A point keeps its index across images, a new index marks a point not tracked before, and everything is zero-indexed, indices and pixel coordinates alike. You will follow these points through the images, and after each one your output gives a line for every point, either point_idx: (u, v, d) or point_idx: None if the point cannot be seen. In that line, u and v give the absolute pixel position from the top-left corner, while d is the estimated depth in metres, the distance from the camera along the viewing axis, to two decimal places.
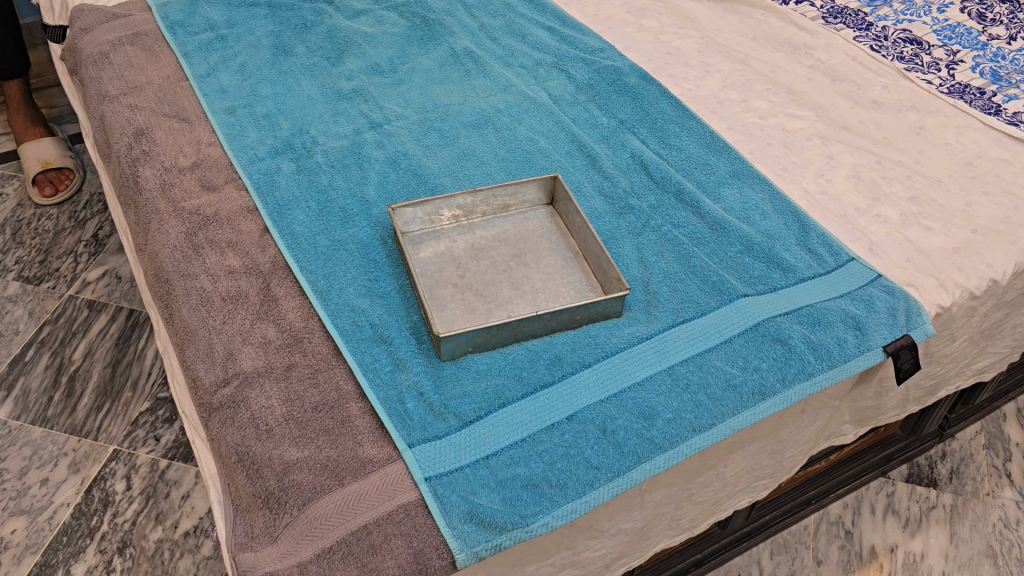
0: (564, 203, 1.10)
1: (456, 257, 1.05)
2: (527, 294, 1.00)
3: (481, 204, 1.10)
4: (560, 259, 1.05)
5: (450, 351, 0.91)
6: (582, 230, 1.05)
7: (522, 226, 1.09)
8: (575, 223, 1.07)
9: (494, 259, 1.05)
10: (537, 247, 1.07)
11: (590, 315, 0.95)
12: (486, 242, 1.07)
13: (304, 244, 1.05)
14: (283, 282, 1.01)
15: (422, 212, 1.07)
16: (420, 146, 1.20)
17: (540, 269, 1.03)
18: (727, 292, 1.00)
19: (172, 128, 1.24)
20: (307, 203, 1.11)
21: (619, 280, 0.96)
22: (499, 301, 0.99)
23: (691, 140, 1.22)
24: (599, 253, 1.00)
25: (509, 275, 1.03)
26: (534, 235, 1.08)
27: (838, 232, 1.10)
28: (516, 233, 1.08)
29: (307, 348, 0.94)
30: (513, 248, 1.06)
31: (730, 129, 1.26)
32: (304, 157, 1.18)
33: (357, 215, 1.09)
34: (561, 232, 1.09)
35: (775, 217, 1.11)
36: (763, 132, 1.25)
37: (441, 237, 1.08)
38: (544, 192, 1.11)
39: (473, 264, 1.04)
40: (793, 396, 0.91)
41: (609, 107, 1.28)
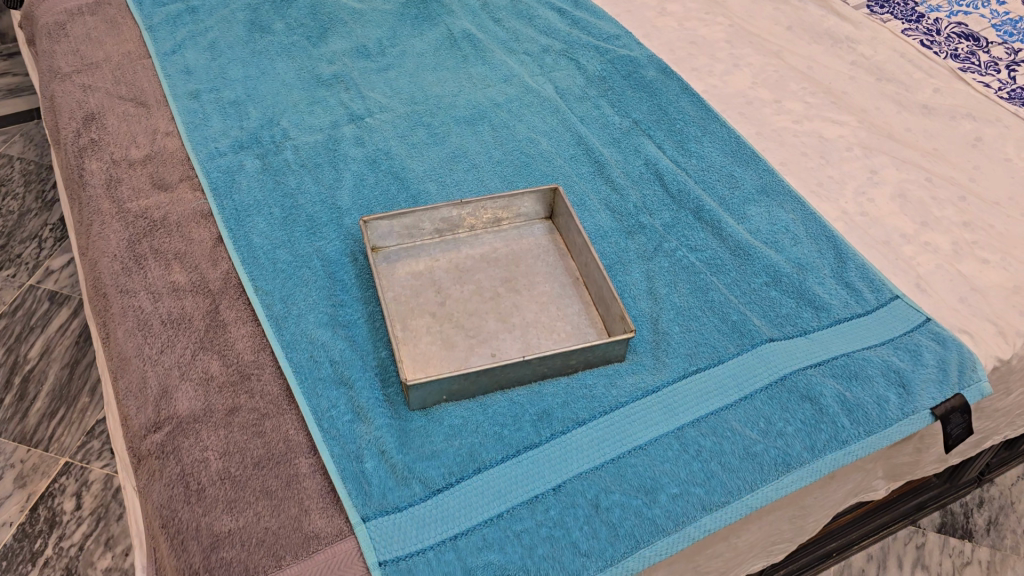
0: (564, 218, 0.95)
1: (436, 280, 0.91)
2: (517, 328, 0.86)
3: (469, 217, 0.95)
4: (557, 285, 0.91)
5: (419, 399, 0.77)
6: (582, 249, 0.91)
7: (515, 244, 0.95)
8: (576, 242, 0.92)
9: (479, 283, 0.91)
10: (530, 270, 0.92)
11: (588, 359, 0.81)
12: (471, 263, 0.93)
13: (262, 259, 0.91)
14: (233, 304, 0.88)
15: (398, 225, 0.92)
16: (404, 144, 1.06)
17: (534, 298, 0.89)
18: (749, 335, 0.85)
19: (127, 113, 1.10)
20: (270, 209, 0.97)
21: (623, 316, 0.82)
22: (482, 335, 0.85)
23: (714, 147, 1.07)
24: (602, 281, 0.86)
25: (496, 305, 0.88)
26: (528, 254, 0.94)
27: (880, 262, 0.95)
28: (508, 252, 0.94)
29: (254, 388, 0.81)
30: (503, 271, 0.92)
31: (759, 134, 1.10)
32: (271, 153, 1.04)
33: (325, 225, 0.95)
34: (559, 252, 0.94)
35: (809, 243, 0.96)
36: (796, 139, 1.10)
37: (419, 255, 0.93)
38: (542, 204, 0.97)
39: (455, 289, 0.90)
40: (822, 469, 0.77)
41: (622, 104, 1.13)
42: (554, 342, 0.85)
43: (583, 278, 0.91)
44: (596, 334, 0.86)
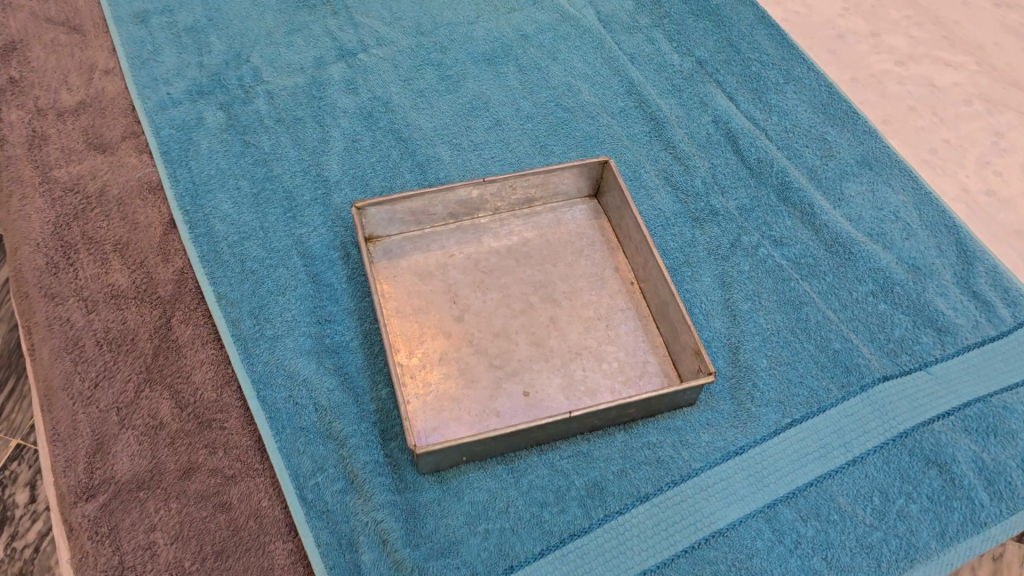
0: (612, 199, 0.75)
1: (451, 285, 0.71)
2: (556, 356, 0.67)
3: (493, 198, 0.74)
4: (605, 293, 0.71)
5: (431, 465, 0.59)
6: (637, 245, 0.71)
7: (552, 233, 0.75)
8: (629, 234, 0.72)
9: (506, 290, 0.71)
10: (570, 271, 0.73)
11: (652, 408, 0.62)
12: (496, 261, 0.73)
13: (226, 254, 0.70)
14: (189, 318, 0.68)
15: (402, 211, 0.71)
16: (409, 92, 0.82)
17: (576, 312, 0.70)
18: (856, 372, 0.67)
19: (56, 42, 0.86)
20: (236, 181, 0.75)
21: (697, 351, 0.62)
22: (511, 365, 0.67)
23: (801, 99, 0.85)
24: (667, 294, 0.66)
25: (528, 321, 0.69)
26: (568, 248, 0.74)
27: (1014, 262, 0.75)
28: (542, 244, 0.74)
29: (217, 441, 0.62)
30: (536, 272, 0.72)
31: (855, 80, 0.88)
32: (236, 103, 0.80)
33: (307, 205, 0.73)
34: (606, 244, 0.75)
35: (925, 236, 0.76)
36: (901, 88, 0.88)
37: (429, 249, 0.73)
38: (586, 181, 0.76)
39: (475, 297, 0.70)
40: (955, 562, 0.58)
41: (682, 36, 0.89)
42: (604, 377, 0.66)
43: (638, 283, 0.72)
44: (659, 363, 0.67)
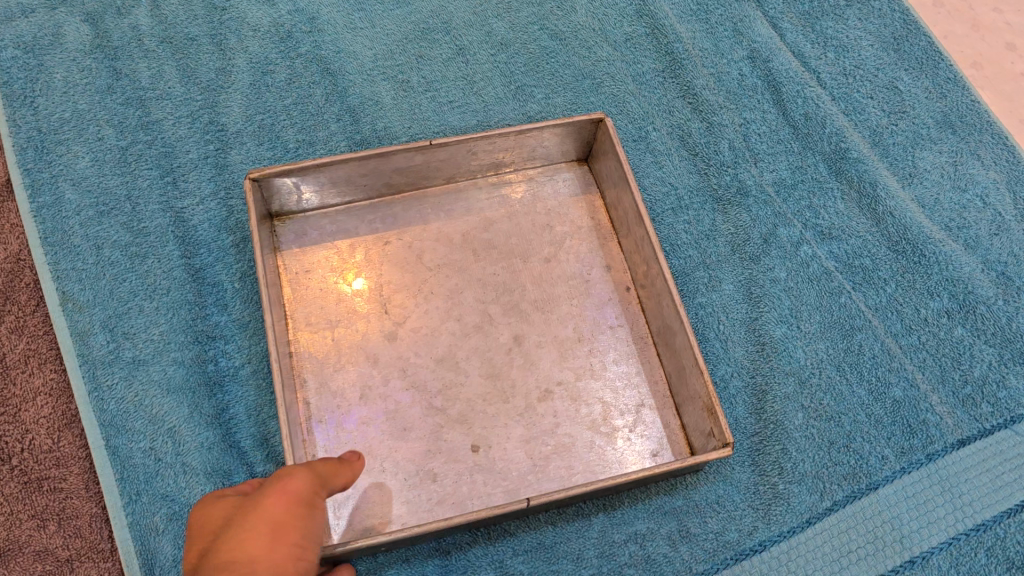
0: (607, 172, 0.56)
1: (386, 288, 0.53)
2: (519, 395, 0.51)
3: (446, 166, 0.55)
4: (589, 304, 0.54)
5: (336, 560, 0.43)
6: (639, 242, 0.52)
7: (525, 213, 0.57)
8: (627, 224, 0.54)
9: (458, 297, 0.54)
10: (546, 271, 0.55)
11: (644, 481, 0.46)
12: (447, 253, 0.55)
13: (77, 237, 0.52)
14: (23, 329, 0.50)
15: (318, 183, 0.52)
16: (344, 4, 0.61)
17: (549, 329, 0.53)
18: (921, 433, 0.50)
19: None
20: (99, 128, 0.55)
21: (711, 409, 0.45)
22: (457, 403, 0.50)
23: (866, 29, 0.64)
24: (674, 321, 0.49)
25: (483, 342, 0.52)
26: (545, 237, 0.56)
27: None
28: (511, 229, 0.56)
29: (48, 509, 0.46)
30: (500, 269, 0.55)
31: (939, 4, 0.67)
32: (108, 14, 0.59)
33: (194, 167, 0.54)
34: (597, 232, 0.57)
35: (1021, 231, 0.57)
36: (997, 16, 0.66)
37: (358, 233, 0.55)
38: (576, 145, 0.57)
39: (417, 306, 0.53)
40: None
41: None
42: (582, 426, 0.50)
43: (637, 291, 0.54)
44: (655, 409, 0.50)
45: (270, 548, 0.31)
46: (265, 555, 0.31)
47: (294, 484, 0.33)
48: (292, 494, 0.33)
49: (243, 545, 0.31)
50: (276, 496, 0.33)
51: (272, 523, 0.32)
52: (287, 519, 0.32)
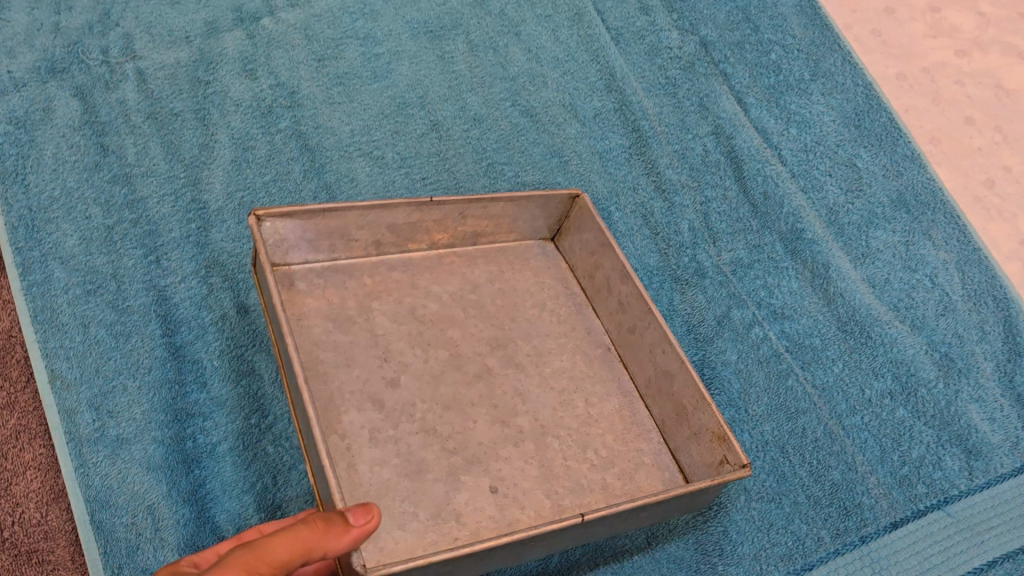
0: (580, 239, 0.58)
1: (382, 335, 0.51)
2: (529, 441, 0.49)
3: (433, 228, 0.54)
4: (579, 362, 0.54)
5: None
6: (625, 298, 0.54)
7: (509, 280, 0.57)
8: (608, 289, 0.56)
9: (455, 349, 0.52)
10: (536, 331, 0.55)
11: (679, 507, 0.45)
12: (438, 309, 0.54)
13: (64, 314, 0.55)
14: (14, 406, 0.54)
15: (312, 235, 0.50)
16: (322, 78, 0.64)
17: (547, 383, 0.52)
18: (857, 516, 0.53)
19: None
20: (86, 207, 0.58)
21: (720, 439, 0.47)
22: (467, 450, 0.47)
23: (829, 105, 0.66)
24: (675, 365, 0.50)
25: (486, 390, 0.50)
26: (532, 298, 0.56)
27: None
28: (499, 292, 0.56)
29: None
30: (493, 324, 0.54)
31: (902, 78, 0.68)
32: (97, 88, 0.62)
33: (176, 245, 0.57)
34: (571, 299, 0.58)
35: (966, 311, 0.60)
36: (959, 89, 0.68)
37: (347, 287, 0.52)
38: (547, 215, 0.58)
39: (415, 355, 0.50)
40: None
41: (686, 5, 0.69)
42: (593, 468, 0.49)
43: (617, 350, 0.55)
44: (652, 454, 0.51)
45: None
46: None
47: None
48: None
49: None
50: None
51: None
52: None
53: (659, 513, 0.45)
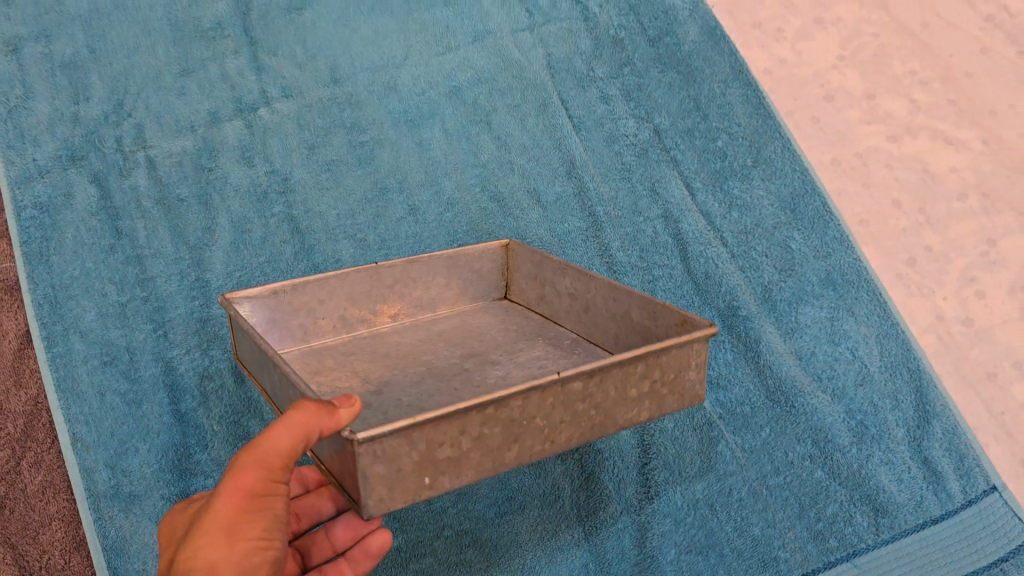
0: (524, 277, 0.66)
1: (365, 370, 0.56)
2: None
3: (391, 297, 0.63)
4: (553, 352, 0.59)
5: (383, 473, 0.41)
6: (573, 290, 0.61)
7: (475, 327, 0.63)
8: (556, 308, 0.63)
9: (432, 361, 0.58)
10: (511, 346, 0.60)
11: (663, 372, 0.50)
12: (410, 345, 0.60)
13: (83, 384, 0.62)
14: (40, 463, 0.61)
15: (281, 318, 0.59)
16: (313, 164, 0.71)
17: (523, 365, 0.57)
18: (773, 567, 0.61)
19: None
20: (102, 286, 0.65)
21: (677, 326, 0.53)
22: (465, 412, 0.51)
23: (768, 190, 0.73)
24: (627, 306, 0.57)
25: (469, 380, 0.55)
26: (499, 330, 0.63)
27: (972, 415, 0.68)
28: (468, 330, 0.63)
29: None
30: (469, 348, 0.60)
31: (836, 163, 0.76)
32: (112, 175, 0.69)
33: (182, 320, 0.65)
34: (536, 323, 0.64)
35: (882, 381, 0.68)
36: (887, 174, 0.76)
37: (326, 353, 0.59)
38: (487, 278, 0.67)
39: (393, 369, 0.56)
40: None
41: (643, 94, 0.76)
42: None
43: (585, 339, 0.61)
44: None
45: (227, 548, 0.41)
46: (222, 560, 0.41)
47: (241, 481, 0.41)
48: (239, 492, 0.41)
49: (201, 551, 0.41)
50: (226, 498, 0.41)
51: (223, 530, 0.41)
52: (239, 514, 0.41)
53: (642, 391, 0.49)
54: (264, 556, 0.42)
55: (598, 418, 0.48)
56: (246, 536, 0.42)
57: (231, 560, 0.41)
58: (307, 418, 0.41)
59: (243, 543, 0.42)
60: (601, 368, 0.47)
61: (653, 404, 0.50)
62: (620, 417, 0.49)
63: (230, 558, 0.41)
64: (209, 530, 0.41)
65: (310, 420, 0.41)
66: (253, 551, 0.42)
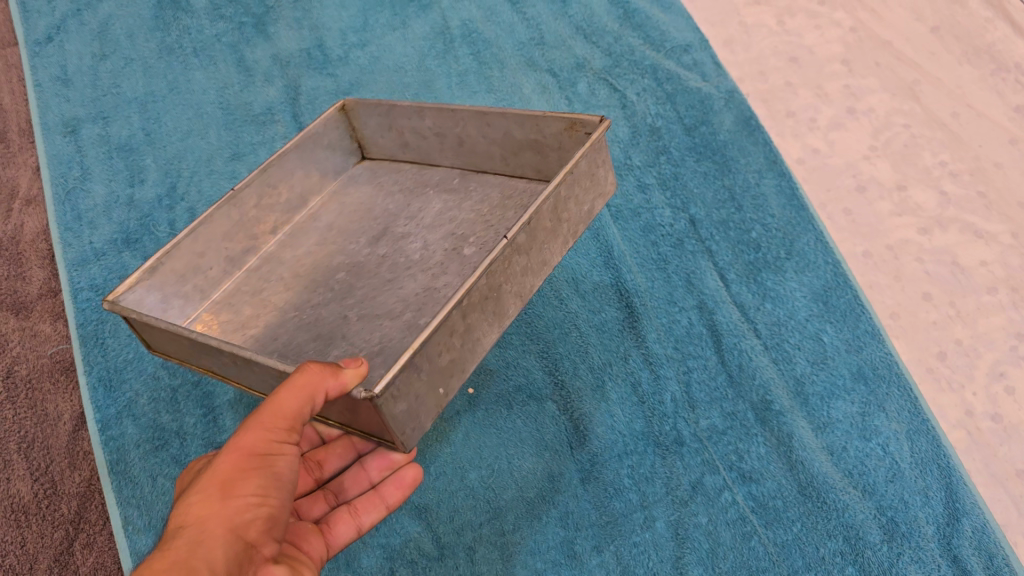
0: (374, 132, 0.70)
1: (291, 294, 0.60)
2: (451, 261, 0.58)
3: (262, 209, 0.64)
4: (452, 199, 0.65)
5: (406, 410, 0.44)
6: (439, 128, 0.65)
7: (351, 203, 0.69)
8: (434, 160, 0.68)
9: (330, 261, 0.63)
10: (408, 209, 0.65)
11: (585, 193, 0.54)
12: (308, 253, 0.64)
13: (135, 467, 0.63)
14: (88, 544, 0.61)
15: (169, 286, 0.58)
16: None
17: (434, 228, 0.62)
18: None
19: None
20: (156, 372, 0.68)
21: (568, 128, 0.57)
22: (417, 301, 0.55)
23: (801, 282, 0.76)
24: (503, 127, 0.61)
25: (394, 263, 0.60)
26: (381, 197, 0.68)
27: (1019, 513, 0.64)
28: (353, 212, 0.67)
29: None
30: (371, 231, 0.64)
31: (867, 255, 0.78)
32: None
33: (230, 405, 0.66)
34: (413, 172, 0.70)
35: (912, 477, 0.65)
36: (919, 267, 0.77)
37: (239, 297, 0.62)
38: (340, 147, 0.71)
39: (294, 287, 0.61)
40: None
41: (679, 183, 0.82)
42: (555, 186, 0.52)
43: (470, 170, 0.67)
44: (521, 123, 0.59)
45: (219, 506, 0.43)
46: (211, 517, 0.42)
47: (246, 439, 0.44)
48: (241, 451, 0.44)
49: (193, 507, 0.43)
50: (227, 456, 0.44)
51: (218, 488, 0.43)
52: (237, 475, 0.43)
53: (572, 213, 0.54)
54: (259, 513, 0.44)
55: (546, 260, 0.53)
56: (243, 493, 0.43)
57: (224, 515, 0.43)
58: (304, 378, 0.43)
59: (239, 499, 0.43)
60: (533, 216, 0.50)
61: (582, 212, 0.55)
62: (560, 244, 0.54)
63: (222, 515, 0.42)
64: (206, 486, 0.43)
65: (314, 382, 0.43)
66: (248, 508, 0.43)
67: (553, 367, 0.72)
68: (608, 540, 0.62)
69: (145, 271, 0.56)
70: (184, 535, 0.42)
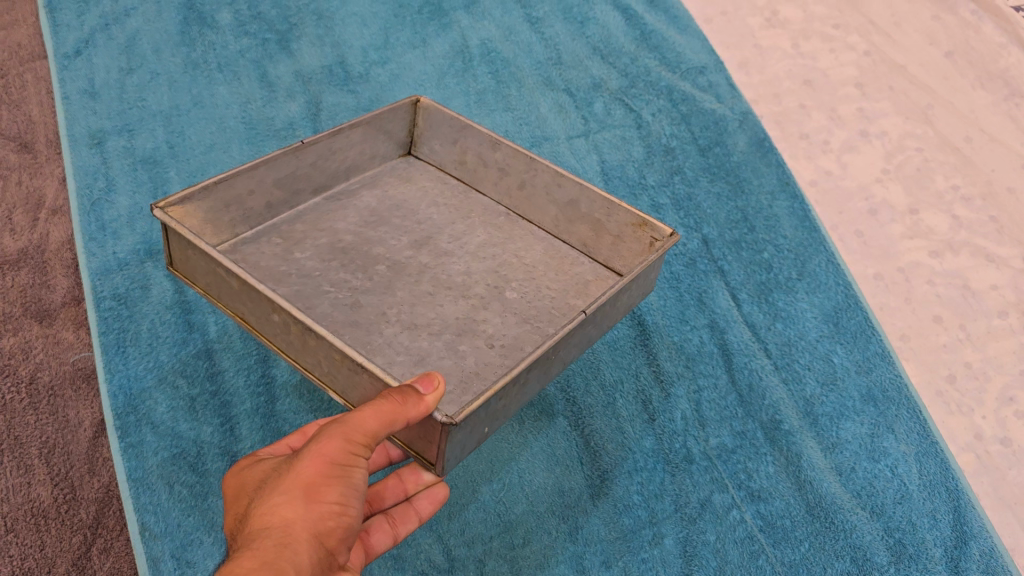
0: (435, 137, 0.74)
1: (328, 269, 0.64)
2: (494, 299, 0.63)
3: (314, 166, 0.68)
4: (495, 234, 0.69)
5: (463, 437, 0.48)
6: (505, 165, 0.70)
7: (393, 193, 0.72)
8: (483, 187, 0.73)
9: (370, 251, 0.66)
10: (453, 227, 0.70)
11: (638, 293, 0.61)
12: (347, 227, 0.68)
13: (153, 474, 0.64)
14: (105, 550, 0.62)
15: (217, 205, 0.62)
16: None
17: (478, 259, 0.67)
18: None
19: (15, 164, 0.84)
20: (175, 381, 0.69)
21: (637, 226, 0.64)
22: (458, 324, 0.60)
23: (811, 302, 0.77)
24: (571, 195, 0.67)
25: (436, 278, 0.65)
26: (426, 202, 0.72)
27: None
28: (393, 206, 0.71)
29: None
30: (412, 233, 0.68)
31: (878, 277, 0.78)
32: None
33: (247, 415, 0.68)
34: (458, 189, 0.74)
35: (920, 500, 0.65)
36: (929, 291, 0.78)
37: (272, 243, 0.65)
38: (396, 137, 0.74)
39: (331, 264, 0.64)
40: None
41: (692, 204, 0.83)
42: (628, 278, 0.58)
43: (516, 212, 0.71)
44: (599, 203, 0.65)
45: (301, 509, 0.46)
46: (294, 519, 0.46)
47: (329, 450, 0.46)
48: (323, 461, 0.46)
49: (277, 507, 0.46)
50: (309, 463, 0.47)
51: (301, 493, 0.46)
52: (319, 482, 0.46)
53: (627, 303, 0.60)
54: (340, 520, 0.47)
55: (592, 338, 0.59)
56: (325, 499, 0.47)
57: (308, 518, 0.46)
58: (387, 403, 0.45)
59: (321, 504, 0.46)
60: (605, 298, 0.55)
61: (635, 301, 0.62)
62: (609, 323, 0.60)
63: (304, 518, 0.46)
64: (290, 488, 0.46)
65: (394, 408, 0.45)
66: (330, 514, 0.47)
67: (566, 383, 0.72)
68: (617, 556, 0.62)
69: (203, 184, 0.60)
70: (269, 534, 0.45)
